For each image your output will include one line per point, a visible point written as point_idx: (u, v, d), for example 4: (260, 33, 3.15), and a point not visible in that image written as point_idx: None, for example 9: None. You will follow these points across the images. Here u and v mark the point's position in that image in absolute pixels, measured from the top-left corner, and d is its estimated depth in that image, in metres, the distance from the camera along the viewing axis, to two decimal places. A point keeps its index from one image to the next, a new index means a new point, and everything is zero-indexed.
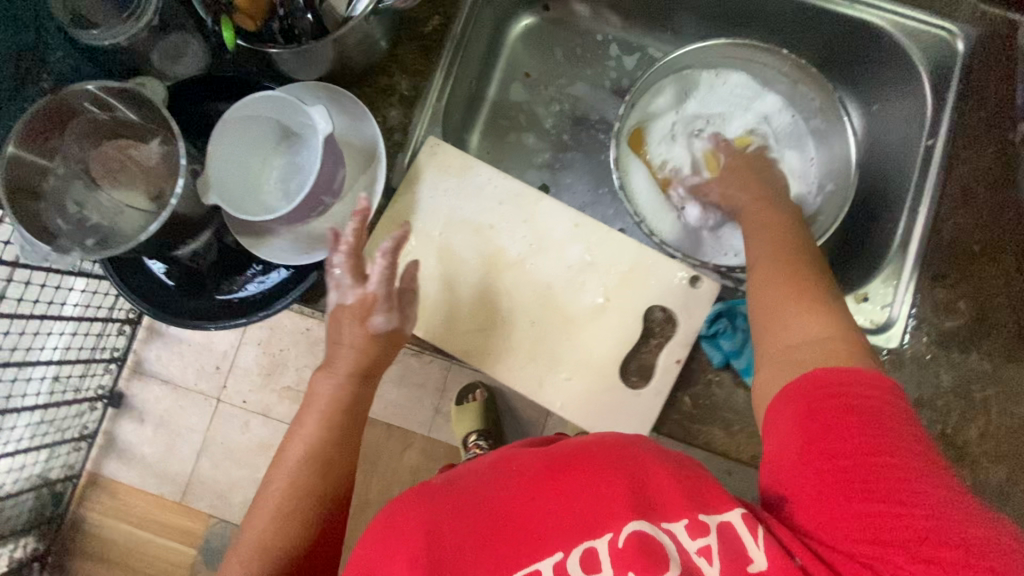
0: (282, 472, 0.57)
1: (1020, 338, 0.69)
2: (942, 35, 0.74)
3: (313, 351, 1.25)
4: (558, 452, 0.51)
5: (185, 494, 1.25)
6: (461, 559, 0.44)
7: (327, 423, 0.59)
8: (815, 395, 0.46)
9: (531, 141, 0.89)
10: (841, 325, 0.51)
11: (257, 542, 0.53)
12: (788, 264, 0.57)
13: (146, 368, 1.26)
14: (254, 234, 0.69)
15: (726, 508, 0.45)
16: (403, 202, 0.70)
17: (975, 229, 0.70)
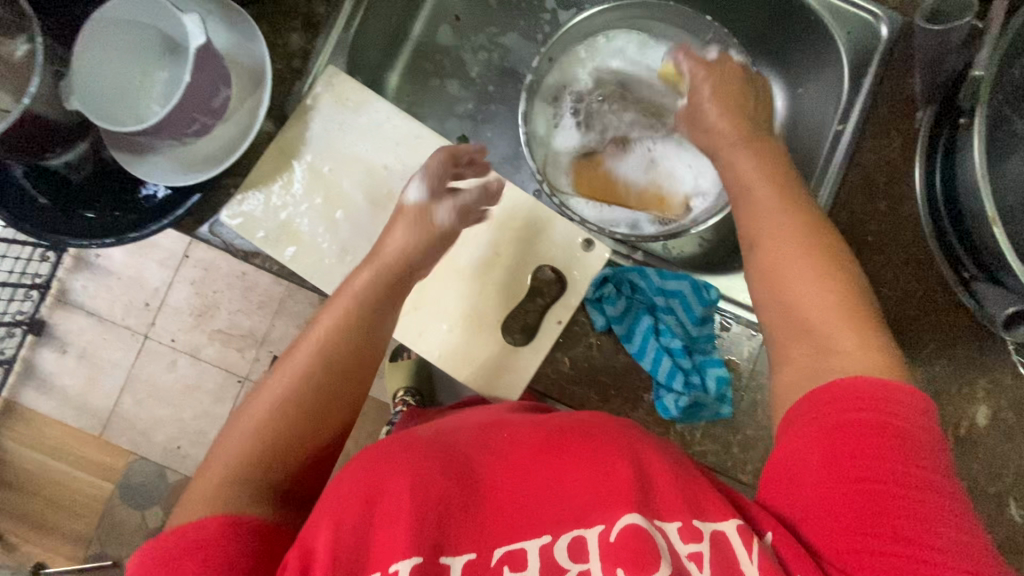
0: (308, 346, 0.56)
1: (895, 330, 0.70)
2: (865, 16, 0.71)
3: (246, 297, 1.21)
4: (556, 427, 0.49)
5: (104, 428, 1.24)
6: (451, 527, 0.42)
7: (357, 310, 0.58)
8: (849, 410, 0.44)
9: (454, 89, 0.86)
10: (881, 341, 0.48)
11: (243, 440, 0.50)
12: (817, 257, 0.52)
13: (72, 298, 1.23)
14: (131, 151, 0.64)
15: (721, 514, 0.44)
16: (293, 132, 0.68)
17: (868, 217, 0.71)
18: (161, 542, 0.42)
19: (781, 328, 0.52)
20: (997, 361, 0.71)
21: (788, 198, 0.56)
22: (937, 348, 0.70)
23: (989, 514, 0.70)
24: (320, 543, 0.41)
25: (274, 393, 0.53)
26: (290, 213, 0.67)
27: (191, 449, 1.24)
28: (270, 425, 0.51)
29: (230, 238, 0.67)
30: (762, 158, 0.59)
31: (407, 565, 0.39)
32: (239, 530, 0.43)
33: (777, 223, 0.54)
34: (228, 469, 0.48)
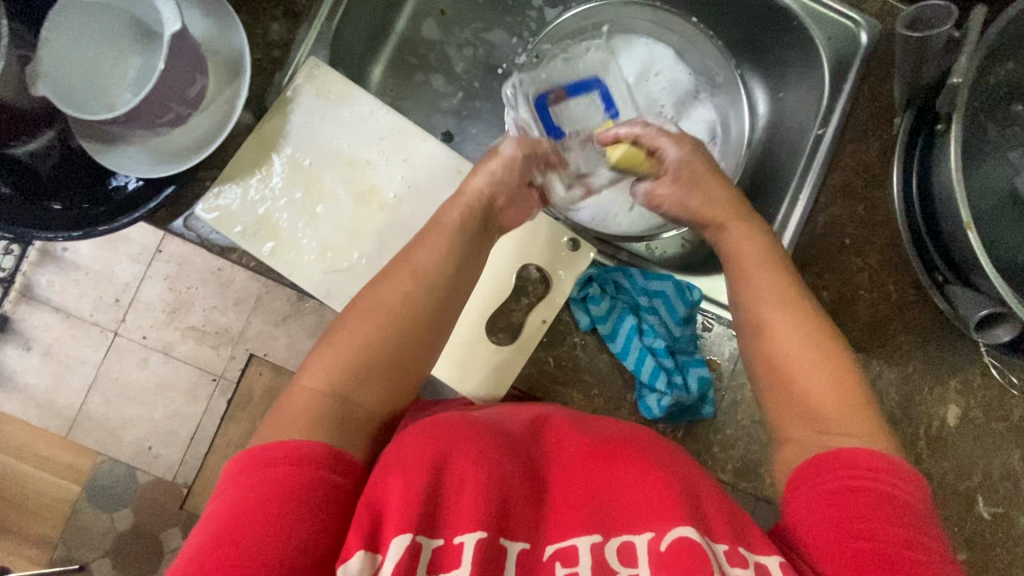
0: (397, 281, 0.57)
1: (871, 332, 0.72)
2: (845, 22, 0.73)
3: (223, 293, 1.14)
4: (613, 434, 0.51)
5: (73, 428, 1.21)
6: (514, 509, 0.44)
7: (444, 253, 0.59)
8: (850, 471, 0.48)
9: (438, 84, 0.85)
10: (877, 423, 0.51)
11: (327, 373, 0.52)
12: (816, 345, 0.55)
13: (37, 292, 1.19)
14: (100, 140, 0.61)
15: (766, 549, 0.43)
16: (273, 124, 0.66)
17: (848, 220, 0.72)
18: (262, 449, 0.45)
19: (780, 407, 0.55)
20: (967, 363, 0.73)
21: (784, 284, 0.58)
22: (913, 349, 0.72)
23: (957, 511, 0.72)
24: (392, 497, 0.42)
25: (366, 322, 0.55)
26: (269, 208, 0.65)
27: (163, 449, 1.21)
28: (364, 354, 0.53)
29: (205, 233, 0.66)
30: (753, 237, 0.61)
31: (473, 538, 0.41)
32: (327, 461, 0.46)
33: (779, 308, 0.57)
34: (328, 385, 0.51)
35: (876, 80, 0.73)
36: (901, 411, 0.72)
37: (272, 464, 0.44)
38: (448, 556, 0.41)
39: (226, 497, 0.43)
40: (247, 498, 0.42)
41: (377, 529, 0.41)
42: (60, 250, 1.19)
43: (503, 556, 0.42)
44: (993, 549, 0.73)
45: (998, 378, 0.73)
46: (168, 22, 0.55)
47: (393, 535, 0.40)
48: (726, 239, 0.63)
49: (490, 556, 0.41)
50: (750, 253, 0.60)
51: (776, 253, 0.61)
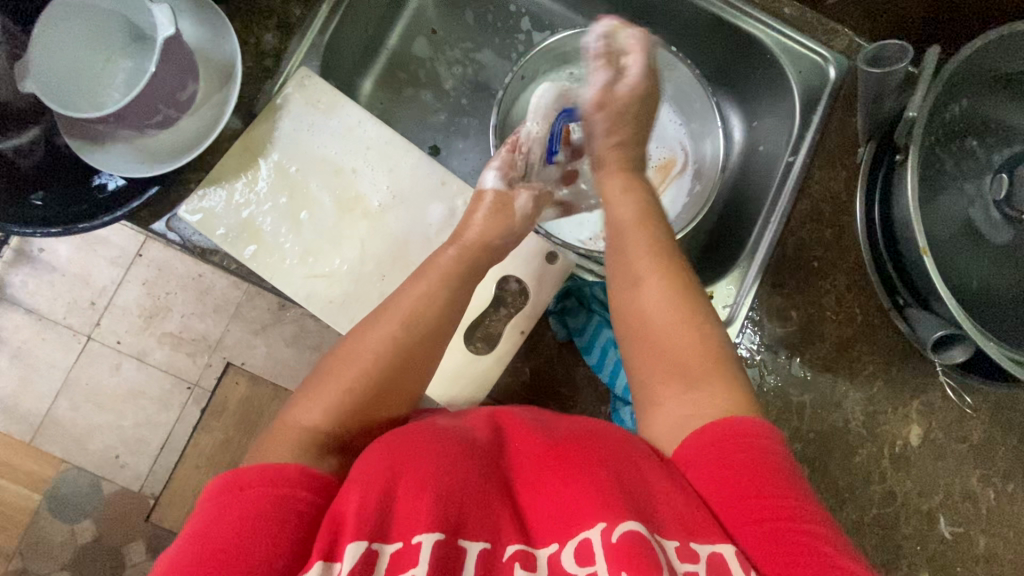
0: (386, 328, 0.57)
1: (838, 352, 0.75)
2: (815, 58, 0.77)
3: (201, 301, 1.15)
4: (577, 432, 0.51)
5: (36, 434, 1.19)
6: (471, 511, 0.44)
7: (432, 297, 0.59)
8: (708, 441, 0.48)
9: (427, 100, 0.87)
10: (736, 377, 0.54)
11: (318, 416, 0.51)
12: (677, 300, 0.59)
13: (11, 293, 1.18)
14: (88, 139, 0.62)
15: (714, 539, 0.43)
16: (260, 130, 0.67)
17: (815, 244, 0.75)
18: (237, 475, 0.45)
19: (647, 365, 0.57)
20: (928, 384, 0.75)
21: (656, 241, 0.63)
22: (876, 370, 0.75)
23: (919, 530, 0.74)
24: (349, 509, 0.42)
25: (357, 365, 0.55)
26: (251, 212, 0.66)
27: (130, 458, 1.19)
28: (355, 399, 0.53)
29: (187, 234, 0.66)
30: (637, 204, 0.68)
31: (430, 539, 0.41)
32: (302, 483, 0.45)
33: (648, 268, 0.61)
34: (321, 423, 0.51)
35: (843, 114, 0.77)
36: (865, 431, 0.74)
37: (246, 488, 0.43)
38: (402, 558, 0.40)
39: (196, 525, 0.42)
40: (216, 523, 0.41)
41: (332, 534, 0.41)
42: (36, 250, 1.18)
43: (461, 556, 0.42)
44: (954, 568, 0.74)
45: (955, 400, 0.76)
46: (161, 26, 0.56)
47: (347, 540, 0.40)
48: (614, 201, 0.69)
49: (444, 557, 0.41)
50: (626, 209, 0.68)
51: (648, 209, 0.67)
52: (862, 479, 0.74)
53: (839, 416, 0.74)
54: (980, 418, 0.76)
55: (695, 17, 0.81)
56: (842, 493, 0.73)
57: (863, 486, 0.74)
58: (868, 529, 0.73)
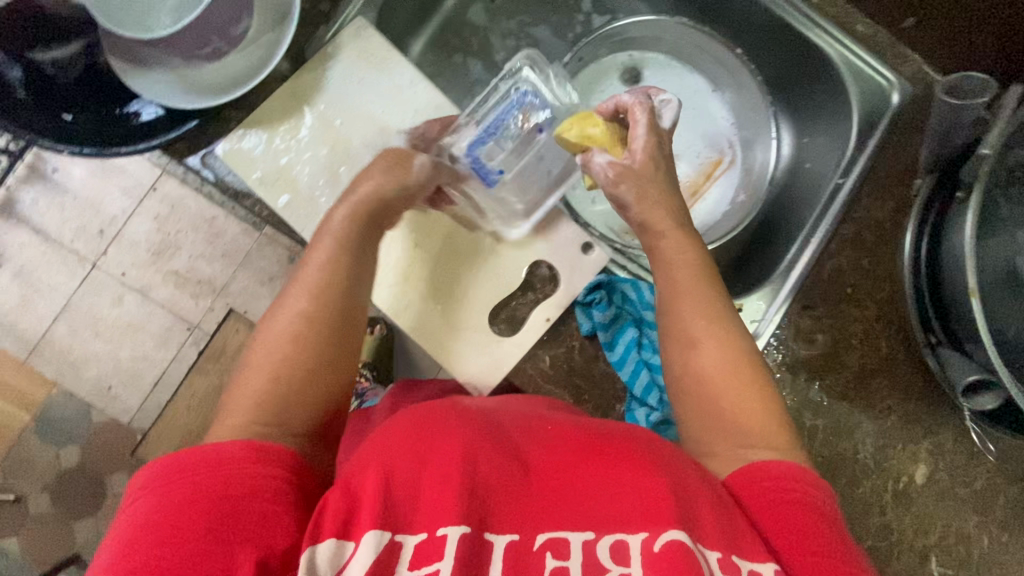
0: (294, 306, 0.52)
1: (857, 382, 0.74)
2: (880, 81, 0.75)
3: (211, 243, 1.12)
4: (616, 432, 0.50)
5: (31, 353, 1.20)
6: (496, 500, 0.43)
7: (336, 264, 0.55)
8: (780, 481, 0.47)
9: (476, 69, 0.84)
10: (791, 433, 0.52)
11: (243, 414, 0.46)
12: (734, 349, 0.55)
13: (17, 210, 1.17)
14: (130, 61, 0.60)
15: (760, 558, 0.41)
16: (309, 75, 0.65)
17: (851, 271, 0.74)
18: (172, 464, 0.41)
19: (697, 421, 0.54)
20: (941, 426, 0.75)
21: (710, 288, 0.58)
22: (891, 405, 0.74)
23: (910, 566, 0.74)
24: (369, 488, 0.41)
25: (275, 349, 0.50)
26: (289, 160, 0.64)
27: (122, 391, 1.21)
28: (277, 384, 0.48)
29: (222, 173, 0.65)
30: (687, 248, 0.60)
31: (456, 531, 0.39)
32: (251, 460, 0.42)
33: (702, 320, 0.56)
34: (258, 409, 0.47)
35: (903, 142, 0.75)
36: (872, 463, 0.74)
37: (189, 469, 0.41)
38: (428, 548, 0.39)
39: (139, 507, 0.40)
40: (163, 505, 0.39)
41: (349, 517, 0.40)
42: (50, 169, 1.15)
43: (487, 550, 0.40)
44: None
45: (969, 442, 0.75)
46: None
47: (365, 530, 0.39)
48: (658, 249, 0.61)
49: (472, 550, 0.39)
50: (676, 261, 0.60)
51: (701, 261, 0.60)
52: (863, 511, 0.74)
53: (849, 445, 0.73)
54: (990, 464, 0.75)
55: (763, 19, 0.79)
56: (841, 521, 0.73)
57: (863, 517, 0.74)
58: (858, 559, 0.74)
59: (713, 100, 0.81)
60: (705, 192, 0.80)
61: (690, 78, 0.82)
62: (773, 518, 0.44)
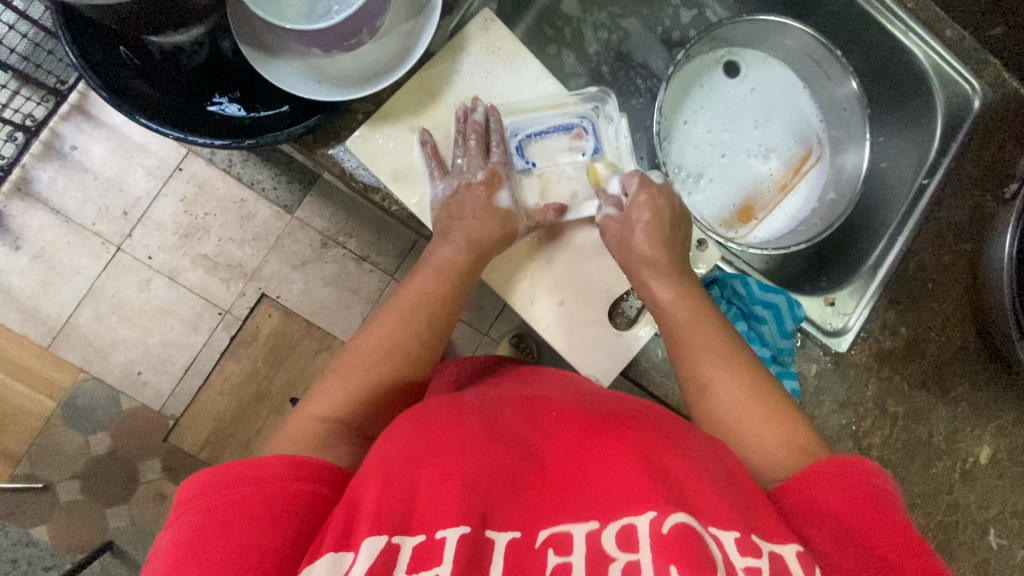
0: (383, 321, 0.56)
1: (934, 371, 0.79)
2: (965, 87, 0.78)
3: (242, 226, 1.17)
4: (620, 410, 0.51)
5: (55, 341, 1.13)
6: (496, 497, 0.42)
7: (423, 289, 0.59)
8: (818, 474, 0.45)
9: (569, 62, 0.83)
10: (802, 430, 0.50)
11: (324, 408, 0.50)
12: (729, 361, 0.55)
13: (36, 189, 1.12)
14: (261, 49, 0.58)
15: (778, 538, 0.40)
16: (438, 69, 0.65)
17: (933, 267, 0.79)
18: (215, 473, 0.41)
19: (710, 435, 0.54)
20: (1005, 412, 0.81)
21: (696, 308, 0.59)
22: (963, 393, 0.80)
23: (973, 538, 0.81)
24: (368, 500, 0.40)
25: (363, 362, 0.53)
26: (417, 154, 0.64)
27: (153, 376, 1.15)
28: (361, 388, 0.52)
29: (351, 166, 0.64)
30: (668, 277, 0.62)
31: (456, 533, 0.39)
32: (294, 473, 0.42)
33: (697, 335, 0.57)
34: (328, 411, 0.49)
35: (985, 143, 0.79)
36: (944, 445, 0.79)
37: (233, 485, 0.40)
38: (428, 554, 0.38)
39: (183, 521, 0.39)
40: (206, 523, 0.39)
41: (349, 528, 0.39)
42: (67, 147, 1.12)
43: (487, 549, 0.39)
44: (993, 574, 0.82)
45: None
46: None
47: (364, 534, 0.38)
48: (642, 283, 0.63)
49: (473, 551, 0.39)
50: (659, 291, 0.61)
51: (692, 284, 0.62)
52: (935, 488, 0.79)
53: (925, 429, 0.79)
54: None
55: (852, 18, 0.80)
56: (916, 499, 0.79)
57: (934, 495, 0.79)
58: (931, 533, 0.79)
59: (803, 97, 0.84)
60: (793, 187, 0.83)
61: (780, 76, 0.84)
62: (833, 526, 0.42)
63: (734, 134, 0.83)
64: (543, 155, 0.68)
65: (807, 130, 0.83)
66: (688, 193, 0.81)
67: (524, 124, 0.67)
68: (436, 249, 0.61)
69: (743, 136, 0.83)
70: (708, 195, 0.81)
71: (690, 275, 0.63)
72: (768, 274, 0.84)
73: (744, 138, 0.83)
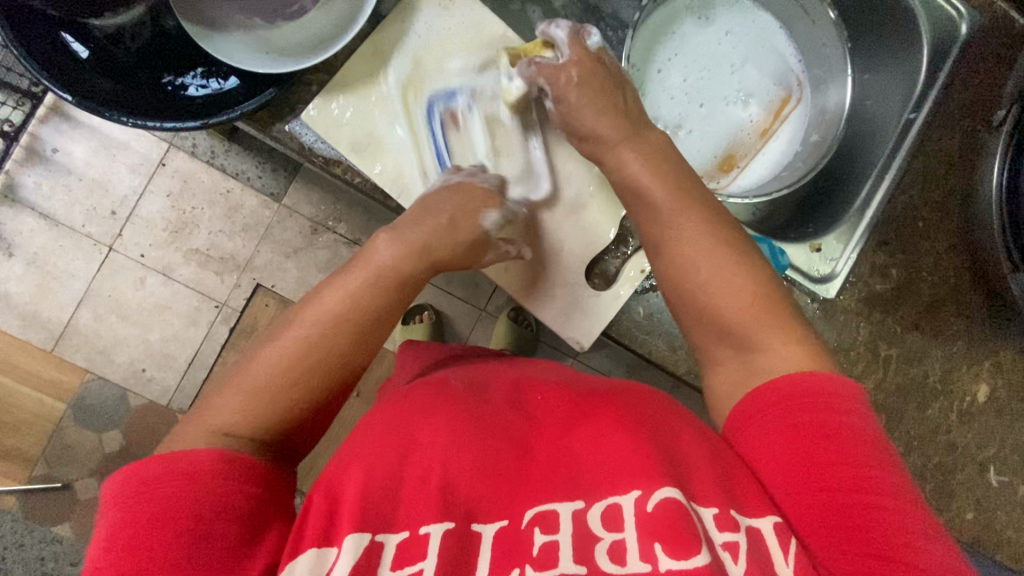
0: (312, 315, 0.50)
1: (928, 311, 0.77)
2: (951, 12, 0.75)
3: (230, 218, 1.16)
4: (602, 391, 0.51)
5: (57, 344, 1.14)
6: (478, 489, 0.42)
7: (364, 283, 0.52)
8: (782, 399, 0.45)
9: (535, 16, 0.77)
10: (792, 322, 0.50)
11: (229, 411, 0.44)
12: (717, 251, 0.53)
13: (23, 195, 1.11)
14: (204, 24, 0.56)
15: (756, 509, 0.41)
16: (390, 36, 0.63)
17: (923, 205, 0.77)
18: (141, 467, 0.39)
19: (688, 316, 0.54)
20: (1003, 346, 0.79)
21: (682, 195, 0.55)
22: (958, 331, 0.78)
23: (973, 477, 0.80)
24: (349, 493, 0.41)
25: (283, 359, 0.47)
26: (377, 126, 0.63)
27: (157, 372, 1.16)
28: (277, 397, 0.46)
29: (309, 141, 0.62)
30: (653, 164, 0.57)
31: (440, 528, 0.39)
32: (223, 470, 0.40)
33: (677, 224, 0.54)
34: (242, 421, 0.44)
35: (973, 73, 0.77)
36: (941, 386, 0.78)
37: (158, 481, 0.38)
38: (412, 547, 0.39)
39: (107, 521, 0.38)
40: (130, 521, 0.37)
41: (330, 523, 0.39)
42: (49, 150, 1.11)
43: (475, 541, 0.40)
44: (995, 510, 0.81)
45: None
46: None
47: (346, 531, 0.38)
48: (622, 168, 0.59)
49: (459, 543, 0.39)
50: (640, 174, 0.57)
51: (674, 167, 0.58)
52: (932, 430, 0.78)
53: (919, 371, 0.77)
54: None
55: None
56: (914, 442, 0.78)
57: (932, 436, 0.78)
58: (929, 473, 0.79)
59: (780, 38, 0.80)
60: (774, 132, 0.81)
61: (758, 13, 0.80)
62: (798, 447, 0.42)
63: (710, 82, 0.80)
64: (463, 148, 0.65)
65: (787, 69, 0.80)
66: None
67: (427, 159, 0.64)
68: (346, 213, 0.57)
69: (720, 82, 0.80)
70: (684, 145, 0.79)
71: (676, 158, 0.58)
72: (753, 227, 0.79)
73: (697, 124, 0.79)
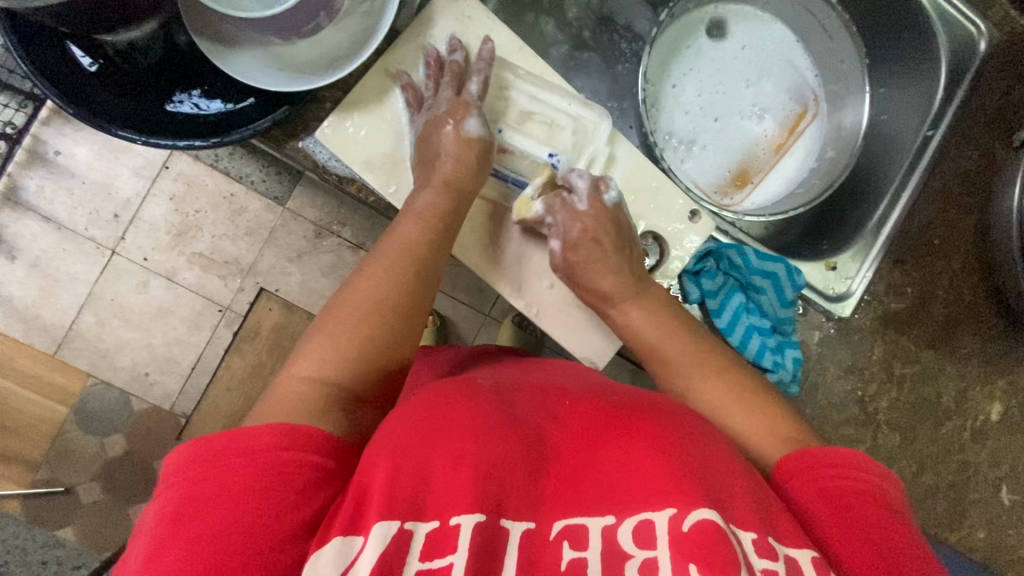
0: (374, 275, 0.50)
1: (943, 331, 0.77)
2: (970, 28, 0.73)
3: (234, 221, 1.15)
4: (637, 399, 0.48)
5: (59, 348, 1.13)
6: (511, 483, 0.40)
7: (418, 237, 0.53)
8: (821, 468, 0.44)
9: (549, 28, 0.76)
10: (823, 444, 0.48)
11: (311, 369, 0.44)
12: (734, 391, 0.52)
13: (25, 197, 1.10)
14: (214, 39, 0.55)
15: (794, 540, 0.39)
16: (405, 50, 0.62)
17: (939, 222, 0.76)
18: (207, 441, 0.37)
19: None
20: (1018, 366, 0.79)
21: (684, 340, 0.56)
22: (972, 350, 0.77)
23: (986, 496, 0.79)
24: (377, 481, 0.38)
25: (353, 314, 0.47)
26: (390, 141, 0.62)
27: (160, 377, 1.15)
28: (359, 346, 0.46)
29: (323, 159, 0.62)
30: (655, 315, 0.58)
31: (471, 520, 0.36)
32: (283, 443, 0.38)
33: (689, 370, 0.54)
34: (326, 372, 0.44)
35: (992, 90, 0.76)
36: (954, 405, 0.78)
37: (222, 458, 0.36)
38: (442, 540, 0.36)
39: (171, 497, 0.36)
40: (195, 497, 0.35)
41: (358, 511, 0.37)
42: (51, 152, 1.10)
43: (502, 536, 0.37)
44: (1007, 529, 0.80)
45: None
46: None
47: (372, 520, 0.36)
48: (627, 323, 0.59)
49: (486, 539, 0.36)
50: (643, 329, 0.58)
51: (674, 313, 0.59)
52: (944, 448, 0.78)
53: (933, 390, 0.77)
54: None
55: None
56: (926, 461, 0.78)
57: (943, 455, 0.78)
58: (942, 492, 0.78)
59: (796, 53, 0.81)
60: (789, 148, 0.81)
61: (773, 28, 0.81)
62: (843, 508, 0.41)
63: (724, 97, 0.79)
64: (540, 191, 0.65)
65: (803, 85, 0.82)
66: (681, 160, 0.78)
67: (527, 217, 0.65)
68: (418, 197, 0.56)
69: (735, 96, 0.80)
70: (701, 161, 0.78)
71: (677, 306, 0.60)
72: (767, 241, 0.78)
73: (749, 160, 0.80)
